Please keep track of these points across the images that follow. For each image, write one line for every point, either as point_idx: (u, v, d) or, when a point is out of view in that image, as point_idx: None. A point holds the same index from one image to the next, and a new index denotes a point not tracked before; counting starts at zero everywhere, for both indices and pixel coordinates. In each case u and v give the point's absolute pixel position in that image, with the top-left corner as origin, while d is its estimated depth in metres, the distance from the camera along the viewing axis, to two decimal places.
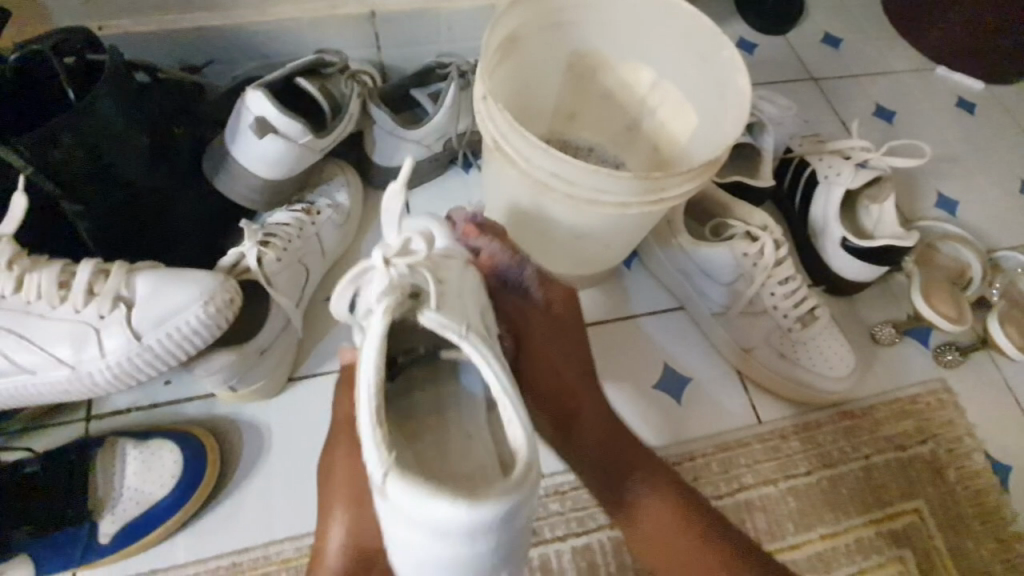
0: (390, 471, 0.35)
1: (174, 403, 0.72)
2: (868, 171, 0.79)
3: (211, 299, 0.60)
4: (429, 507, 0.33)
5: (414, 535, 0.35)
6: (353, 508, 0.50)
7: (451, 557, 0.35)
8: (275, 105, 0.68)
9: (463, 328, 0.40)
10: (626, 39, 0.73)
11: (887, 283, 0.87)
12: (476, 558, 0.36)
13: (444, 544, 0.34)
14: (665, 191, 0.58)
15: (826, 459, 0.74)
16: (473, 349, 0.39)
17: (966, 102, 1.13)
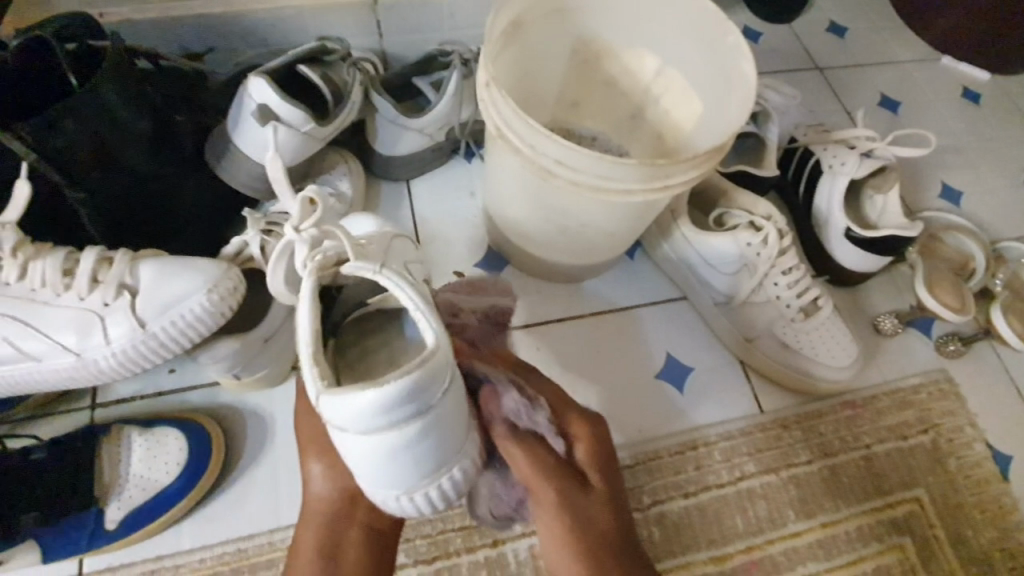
0: (321, 388, 0.39)
1: (178, 392, 0.72)
2: (873, 160, 0.79)
3: (215, 287, 0.60)
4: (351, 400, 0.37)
5: (351, 434, 0.39)
6: (326, 454, 0.55)
7: (385, 446, 0.39)
8: (278, 92, 0.68)
9: (377, 265, 0.43)
10: (631, 26, 0.73)
11: (890, 274, 0.87)
12: (418, 440, 0.40)
13: (375, 433, 0.38)
14: (669, 178, 0.58)
15: (827, 448, 0.75)
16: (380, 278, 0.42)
17: (971, 92, 1.12)
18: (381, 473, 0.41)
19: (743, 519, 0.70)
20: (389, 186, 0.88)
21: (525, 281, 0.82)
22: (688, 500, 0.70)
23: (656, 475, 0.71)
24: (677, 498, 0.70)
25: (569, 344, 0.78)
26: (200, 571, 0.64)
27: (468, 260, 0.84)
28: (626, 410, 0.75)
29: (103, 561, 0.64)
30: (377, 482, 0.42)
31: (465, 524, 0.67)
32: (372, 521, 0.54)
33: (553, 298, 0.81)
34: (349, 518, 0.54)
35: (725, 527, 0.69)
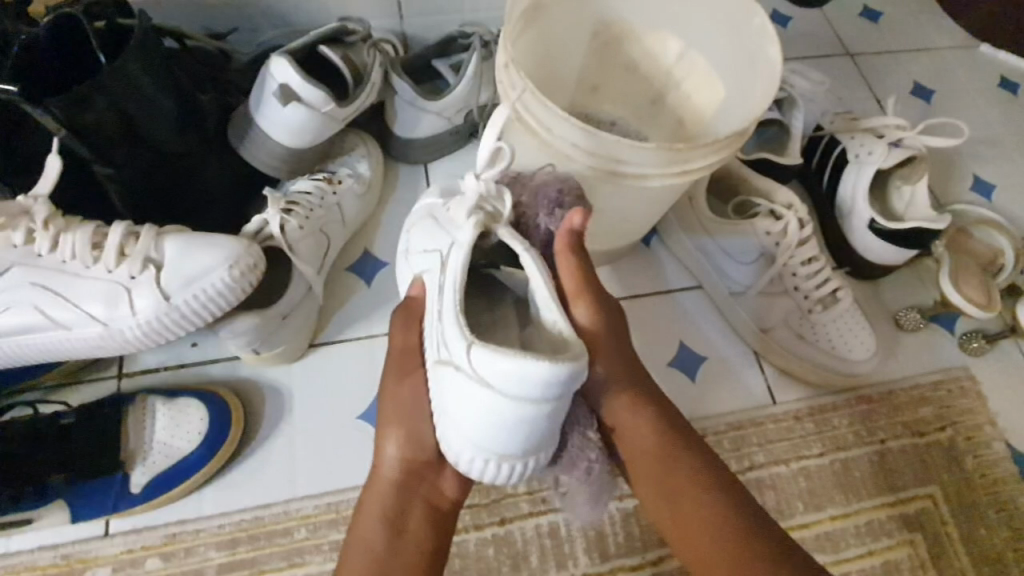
0: (473, 341, 0.42)
1: (200, 364, 0.75)
2: (901, 150, 0.77)
3: (237, 263, 0.61)
4: (509, 367, 0.40)
5: (442, 372, 0.46)
6: (406, 424, 0.54)
7: (518, 417, 0.41)
8: (299, 72, 0.69)
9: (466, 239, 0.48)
10: (654, 8, 0.72)
11: (914, 268, 0.85)
12: (484, 416, 0.42)
13: (463, 389, 0.43)
14: (688, 164, 0.57)
15: (840, 442, 0.74)
16: (525, 254, 0.47)
17: (1010, 82, 1.08)
18: (494, 431, 0.43)
19: None
20: (407, 168, 0.89)
21: None
22: None
23: None
24: None
25: None
26: (218, 535, 0.67)
27: None
28: None
29: (127, 523, 0.67)
30: (467, 435, 0.44)
31: (473, 503, 0.68)
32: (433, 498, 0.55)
33: None
34: (415, 492, 0.55)
35: None
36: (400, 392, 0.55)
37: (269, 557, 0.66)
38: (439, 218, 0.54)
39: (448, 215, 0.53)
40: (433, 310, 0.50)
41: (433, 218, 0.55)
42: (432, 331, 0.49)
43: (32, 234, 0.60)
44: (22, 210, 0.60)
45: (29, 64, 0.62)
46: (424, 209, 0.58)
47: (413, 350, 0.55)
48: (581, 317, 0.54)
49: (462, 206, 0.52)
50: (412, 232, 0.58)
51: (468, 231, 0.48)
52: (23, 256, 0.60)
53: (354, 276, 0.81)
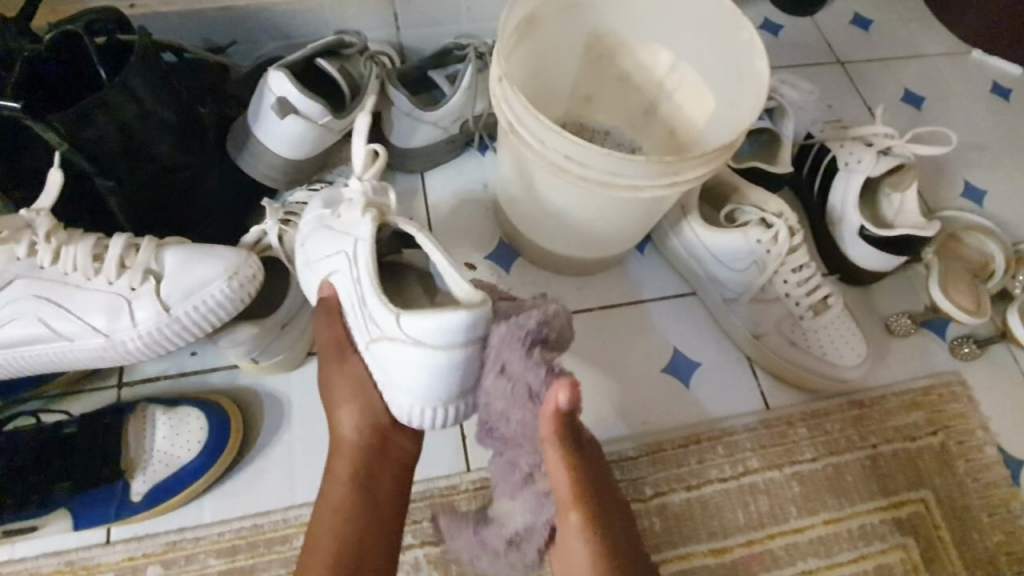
0: (397, 310, 0.48)
1: (200, 373, 0.76)
2: (890, 159, 0.78)
3: (235, 274, 0.62)
4: (431, 321, 0.46)
5: (378, 347, 0.51)
6: (362, 397, 0.57)
7: (446, 362, 0.47)
8: (296, 85, 0.70)
9: (363, 232, 0.53)
10: (644, 21, 0.73)
11: (905, 274, 0.86)
12: (417, 367, 0.48)
13: (397, 359, 0.49)
14: (678, 175, 0.58)
15: (833, 447, 0.75)
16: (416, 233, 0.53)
17: (1001, 87, 1.10)
18: (428, 379, 0.49)
19: (744, 513, 0.71)
20: (404, 177, 0.90)
21: (535, 274, 0.83)
22: (690, 492, 0.71)
23: (660, 468, 0.72)
24: (679, 490, 0.71)
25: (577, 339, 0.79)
26: (218, 543, 0.68)
27: (479, 253, 0.85)
28: (631, 402, 0.76)
29: (130, 531, 0.68)
30: (409, 391, 0.50)
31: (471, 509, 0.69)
32: (401, 458, 0.59)
33: (562, 291, 0.82)
34: (382, 456, 0.58)
35: (726, 520, 0.70)
36: (345, 370, 0.57)
37: (269, 564, 0.67)
38: (335, 225, 0.57)
39: (342, 219, 0.57)
40: (357, 304, 0.53)
41: (329, 228, 0.58)
42: (357, 318, 0.54)
43: (35, 247, 0.61)
44: (25, 224, 0.61)
45: (32, 80, 0.63)
46: (315, 217, 0.61)
47: (340, 338, 0.58)
48: (571, 523, 0.48)
49: (353, 212, 0.56)
50: (312, 243, 0.60)
51: (367, 225, 0.53)
52: (27, 268, 0.61)
53: None
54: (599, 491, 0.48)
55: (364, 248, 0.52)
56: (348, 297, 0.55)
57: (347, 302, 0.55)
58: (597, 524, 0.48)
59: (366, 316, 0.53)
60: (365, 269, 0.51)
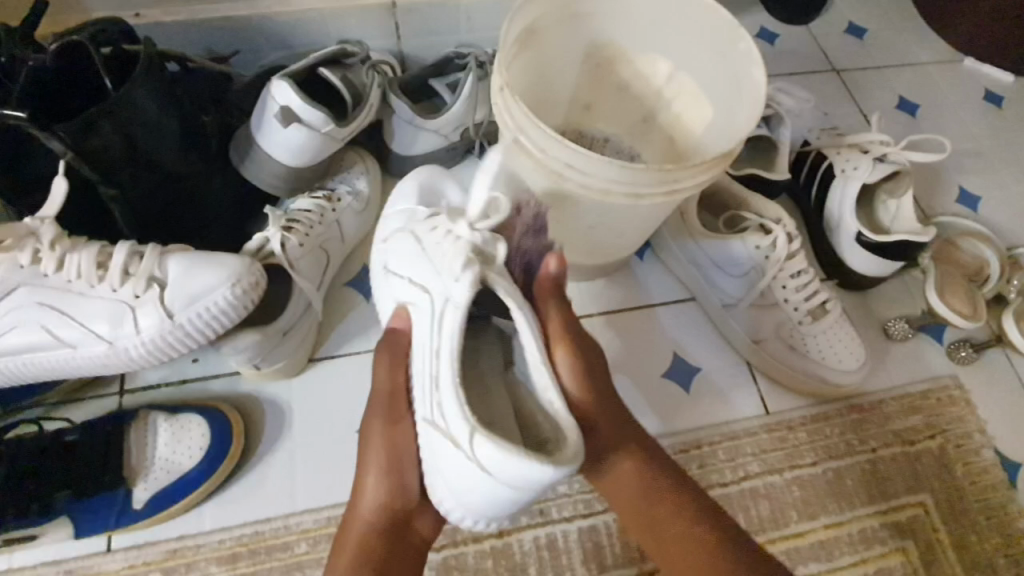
0: (476, 429, 0.44)
1: (201, 380, 0.76)
2: (886, 166, 0.79)
3: (239, 281, 0.63)
4: (511, 466, 0.42)
5: (434, 432, 0.49)
6: (393, 469, 0.56)
7: (511, 496, 0.45)
8: (299, 94, 0.70)
9: (462, 298, 0.50)
10: (642, 30, 0.74)
11: (902, 279, 0.87)
12: (478, 486, 0.46)
13: (459, 471, 0.46)
14: (677, 182, 0.59)
15: (833, 451, 0.75)
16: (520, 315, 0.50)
17: (993, 95, 1.12)
18: (483, 499, 0.47)
19: (746, 518, 0.71)
20: None
21: None
22: None
23: None
24: None
25: None
26: (220, 551, 0.67)
27: None
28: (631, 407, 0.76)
29: (130, 539, 0.68)
30: (462, 497, 0.48)
31: None
32: (414, 541, 0.58)
33: None
34: (399, 535, 0.56)
35: None
36: (388, 437, 0.56)
37: (270, 571, 0.67)
38: (428, 246, 0.56)
39: (437, 252, 0.54)
40: (426, 350, 0.52)
41: (420, 244, 0.56)
42: (422, 387, 0.52)
43: (38, 254, 0.61)
44: (29, 232, 0.61)
45: (37, 90, 0.64)
46: (406, 225, 0.61)
47: (398, 390, 0.57)
48: (565, 369, 0.54)
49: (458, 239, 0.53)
50: (394, 253, 0.60)
51: (461, 287, 0.50)
52: (30, 275, 0.61)
53: (353, 291, 0.83)
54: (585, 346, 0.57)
55: (458, 313, 0.50)
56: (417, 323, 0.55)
57: (417, 341, 0.55)
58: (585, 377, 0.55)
59: (432, 396, 0.50)
60: (451, 347, 0.49)
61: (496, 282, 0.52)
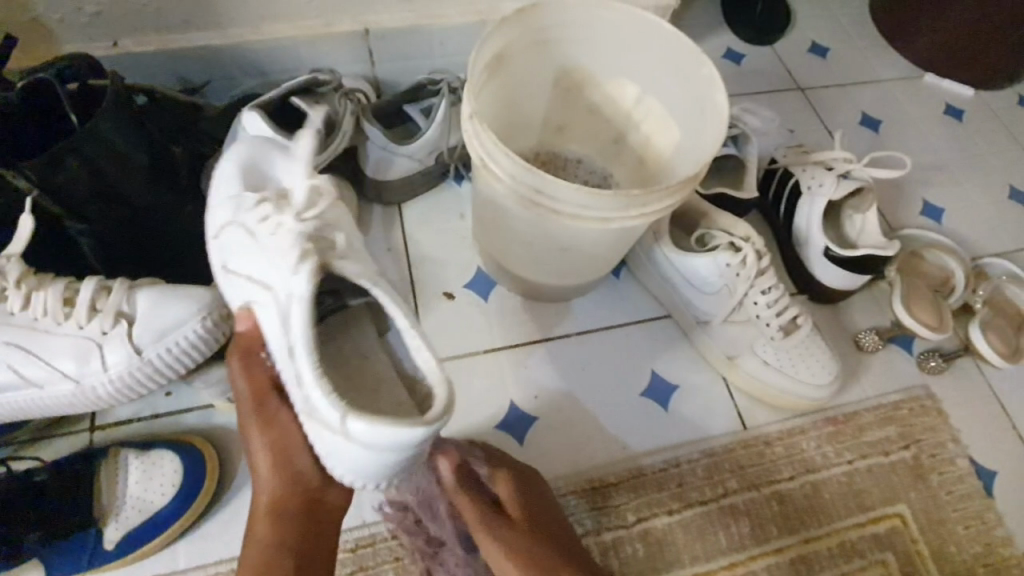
0: (346, 410, 0.45)
1: (175, 414, 0.74)
2: (849, 181, 0.81)
3: (209, 314, 0.62)
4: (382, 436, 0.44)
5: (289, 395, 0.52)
6: (278, 454, 0.55)
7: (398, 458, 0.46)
8: (270, 124, 0.70)
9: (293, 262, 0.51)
10: (610, 57, 0.76)
11: (871, 291, 0.89)
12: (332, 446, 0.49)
13: (352, 449, 0.46)
14: (646, 207, 0.59)
15: (809, 464, 0.76)
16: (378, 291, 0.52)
17: (954, 109, 1.17)
18: (364, 466, 0.47)
19: (726, 535, 0.71)
20: (382, 209, 0.91)
21: (513, 301, 0.85)
22: (673, 517, 0.71)
23: (641, 492, 0.72)
24: (662, 515, 0.71)
25: (556, 366, 0.80)
26: None
27: (458, 281, 0.86)
28: (609, 426, 0.77)
29: None
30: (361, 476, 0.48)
31: None
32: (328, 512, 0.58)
33: (539, 318, 0.84)
34: (314, 511, 0.57)
35: (709, 543, 0.71)
36: (268, 436, 0.55)
37: None
38: (261, 239, 0.55)
39: (277, 235, 0.54)
40: (288, 350, 0.50)
41: (257, 238, 0.56)
42: (288, 379, 0.51)
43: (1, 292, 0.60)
44: None
45: None
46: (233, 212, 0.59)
47: (262, 393, 0.55)
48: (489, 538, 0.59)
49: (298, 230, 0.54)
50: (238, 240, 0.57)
51: (303, 280, 0.50)
52: None
53: None
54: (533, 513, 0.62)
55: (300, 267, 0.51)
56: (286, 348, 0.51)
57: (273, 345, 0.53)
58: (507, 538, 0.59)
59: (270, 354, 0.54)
60: (304, 322, 0.49)
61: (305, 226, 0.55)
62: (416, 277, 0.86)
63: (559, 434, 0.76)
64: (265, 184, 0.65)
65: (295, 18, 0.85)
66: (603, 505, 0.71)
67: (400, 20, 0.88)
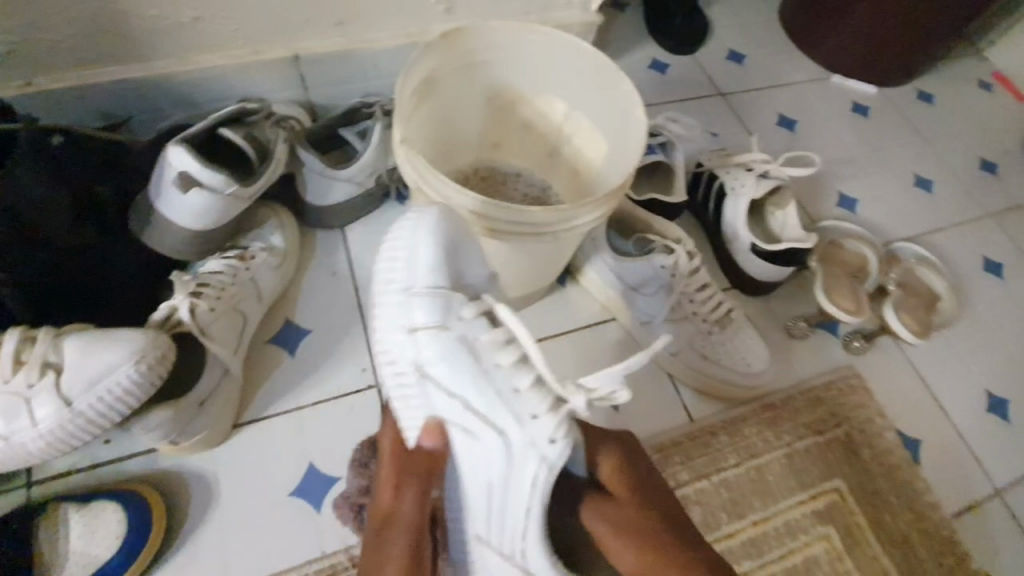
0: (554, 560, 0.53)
1: (117, 461, 0.72)
2: (767, 181, 0.87)
3: (143, 356, 0.60)
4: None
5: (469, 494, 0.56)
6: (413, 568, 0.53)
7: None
8: (197, 159, 0.68)
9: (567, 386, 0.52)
10: (537, 75, 0.78)
11: (797, 281, 0.95)
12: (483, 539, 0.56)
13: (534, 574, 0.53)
14: (576, 219, 0.62)
15: (753, 449, 0.80)
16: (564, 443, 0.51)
17: (860, 106, 1.27)
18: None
19: None
20: (325, 234, 0.91)
21: None
22: None
23: None
24: None
25: None
26: None
27: None
28: None
29: None
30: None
31: None
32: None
33: None
34: None
35: None
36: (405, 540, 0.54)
37: None
38: (486, 372, 0.53)
39: (519, 396, 0.53)
40: (496, 483, 0.53)
41: (482, 363, 0.53)
42: (489, 517, 0.54)
43: None
44: None
45: None
46: (467, 330, 0.54)
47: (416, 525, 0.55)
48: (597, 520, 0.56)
49: (531, 386, 0.53)
50: (431, 352, 0.53)
51: (561, 449, 0.51)
52: None
53: (277, 347, 0.81)
54: (653, 500, 0.57)
55: (547, 417, 0.51)
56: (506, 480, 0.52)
57: (467, 467, 0.55)
58: (626, 492, 0.57)
59: (463, 461, 0.55)
60: (545, 482, 0.51)
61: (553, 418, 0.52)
62: (363, 300, 0.86)
63: None
64: (457, 280, 0.58)
65: (222, 47, 0.84)
66: None
67: (330, 45, 0.89)
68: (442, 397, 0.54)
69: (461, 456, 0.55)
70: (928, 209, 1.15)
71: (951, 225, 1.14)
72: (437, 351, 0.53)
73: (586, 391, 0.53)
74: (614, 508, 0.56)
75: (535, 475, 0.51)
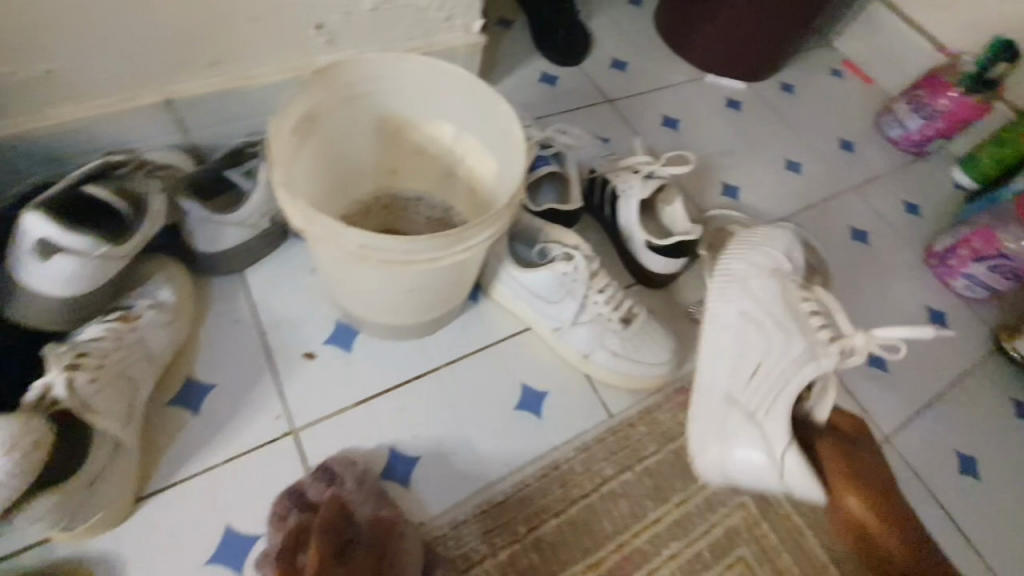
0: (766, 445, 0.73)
1: (4, 559, 0.65)
2: (654, 181, 0.93)
3: (13, 448, 0.54)
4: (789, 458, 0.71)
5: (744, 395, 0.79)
6: None
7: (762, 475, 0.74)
8: (55, 223, 0.63)
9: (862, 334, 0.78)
10: (421, 102, 0.79)
11: (693, 270, 1.02)
12: (722, 437, 0.78)
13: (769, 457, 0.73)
14: (467, 243, 0.61)
15: (669, 434, 0.85)
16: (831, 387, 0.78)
17: (734, 101, 1.38)
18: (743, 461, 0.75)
19: (610, 520, 0.77)
20: (224, 280, 0.87)
21: (379, 347, 0.85)
22: (560, 518, 0.76)
23: (526, 503, 0.76)
24: (550, 519, 0.76)
25: (432, 402, 0.82)
26: None
27: (317, 338, 0.84)
28: (491, 444, 0.80)
29: None
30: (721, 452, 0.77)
31: None
32: None
33: (408, 357, 0.85)
34: None
35: (596, 533, 0.76)
36: None
37: None
38: (791, 324, 0.83)
39: (818, 347, 0.79)
40: (778, 390, 0.77)
41: (794, 312, 0.84)
42: (765, 401, 0.77)
43: None
44: None
45: None
46: (784, 284, 0.88)
47: None
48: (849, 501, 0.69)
49: (828, 339, 0.80)
50: (762, 283, 0.88)
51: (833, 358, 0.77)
52: None
53: (181, 407, 0.76)
54: (861, 473, 0.71)
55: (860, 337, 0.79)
56: (757, 376, 0.80)
57: (759, 351, 0.82)
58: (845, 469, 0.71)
59: (729, 349, 0.85)
60: (793, 389, 0.76)
61: (829, 352, 0.78)
62: (271, 343, 0.83)
63: (440, 469, 0.77)
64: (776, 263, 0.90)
65: (83, 97, 0.79)
66: (493, 525, 0.74)
67: (207, 86, 0.86)
68: (744, 311, 0.86)
69: (758, 357, 0.82)
70: (802, 189, 1.27)
71: (822, 202, 1.26)
72: (765, 281, 0.88)
73: (872, 335, 0.78)
74: (852, 455, 0.73)
75: (809, 354, 0.78)
